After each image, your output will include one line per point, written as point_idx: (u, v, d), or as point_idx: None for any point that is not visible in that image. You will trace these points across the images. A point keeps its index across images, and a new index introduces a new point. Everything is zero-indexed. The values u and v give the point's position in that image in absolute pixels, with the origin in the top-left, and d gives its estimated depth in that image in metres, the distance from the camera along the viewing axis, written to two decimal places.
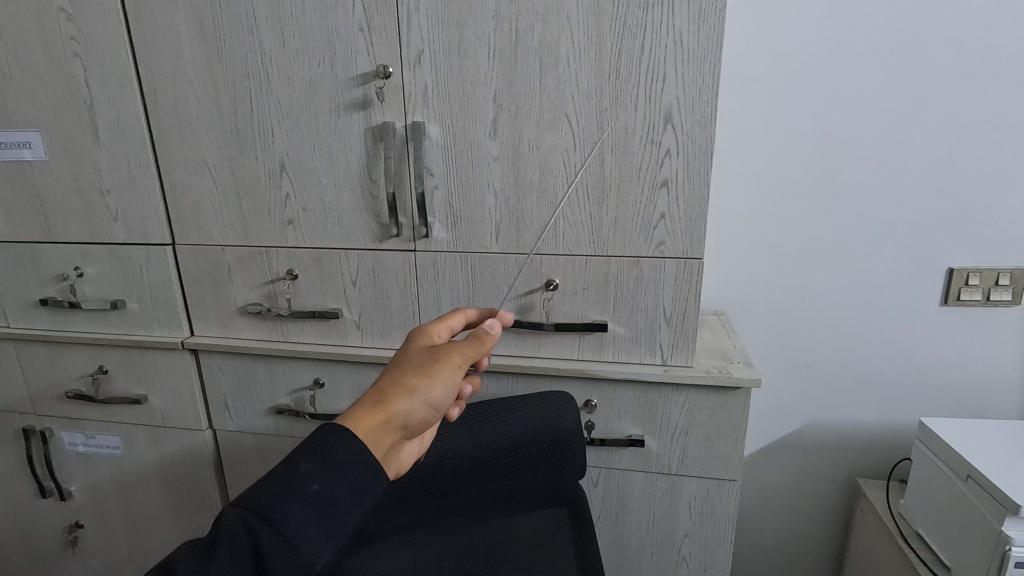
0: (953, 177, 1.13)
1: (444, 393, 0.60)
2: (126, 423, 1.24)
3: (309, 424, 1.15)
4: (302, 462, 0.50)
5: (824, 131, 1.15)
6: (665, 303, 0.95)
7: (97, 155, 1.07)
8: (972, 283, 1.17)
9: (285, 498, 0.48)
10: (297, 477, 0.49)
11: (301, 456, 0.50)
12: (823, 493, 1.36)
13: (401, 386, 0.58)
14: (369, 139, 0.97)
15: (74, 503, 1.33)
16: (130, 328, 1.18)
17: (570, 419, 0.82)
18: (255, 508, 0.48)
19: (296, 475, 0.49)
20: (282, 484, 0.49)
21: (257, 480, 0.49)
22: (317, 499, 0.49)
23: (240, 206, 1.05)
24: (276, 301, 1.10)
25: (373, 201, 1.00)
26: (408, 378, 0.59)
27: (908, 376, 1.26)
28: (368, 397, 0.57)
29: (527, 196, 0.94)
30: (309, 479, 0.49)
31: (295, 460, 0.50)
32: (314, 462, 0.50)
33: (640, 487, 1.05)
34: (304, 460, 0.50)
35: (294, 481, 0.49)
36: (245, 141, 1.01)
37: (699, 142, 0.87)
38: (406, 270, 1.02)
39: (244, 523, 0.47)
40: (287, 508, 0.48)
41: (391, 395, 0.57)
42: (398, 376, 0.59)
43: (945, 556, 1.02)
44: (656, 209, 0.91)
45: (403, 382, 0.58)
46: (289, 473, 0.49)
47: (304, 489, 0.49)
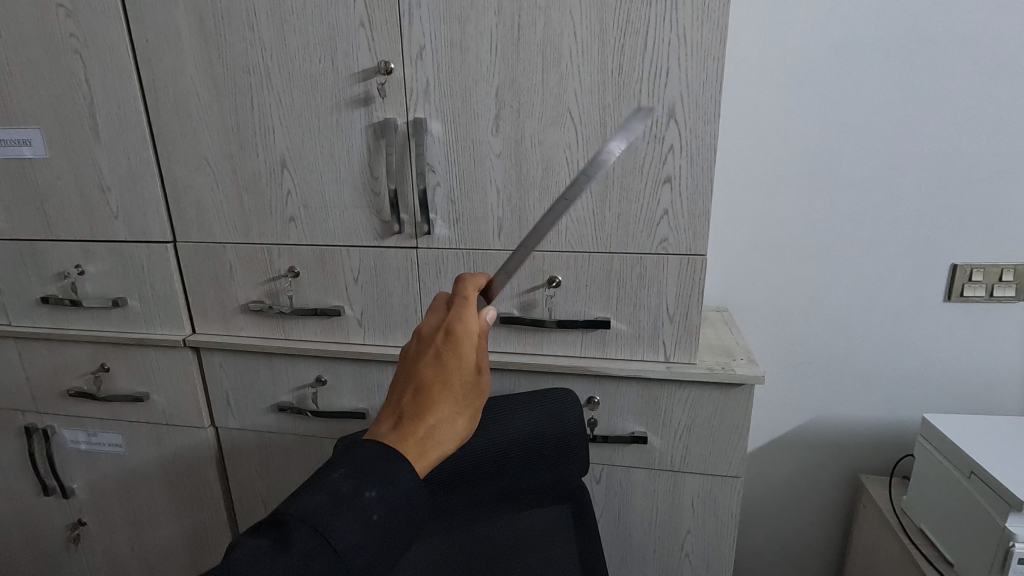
0: (957, 173, 1.13)
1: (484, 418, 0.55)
2: (127, 421, 1.24)
3: (311, 421, 1.15)
4: (368, 489, 0.48)
5: (827, 127, 1.14)
6: (667, 299, 0.95)
7: (97, 152, 1.07)
8: (976, 279, 1.17)
9: (351, 525, 0.46)
10: (361, 503, 0.47)
11: (368, 481, 0.48)
12: (824, 489, 1.36)
13: (453, 434, 0.51)
14: (370, 136, 0.96)
15: (76, 501, 1.33)
16: (130, 326, 1.18)
17: (572, 415, 0.81)
18: (323, 532, 0.45)
19: (363, 501, 0.47)
20: (348, 508, 0.47)
21: (321, 496, 0.47)
22: (380, 528, 0.47)
23: (240, 203, 1.05)
24: (277, 298, 1.10)
25: (375, 199, 1.00)
26: (460, 424, 0.51)
27: (911, 373, 1.26)
28: (415, 445, 0.50)
29: (529, 193, 0.94)
30: (372, 506, 0.47)
31: (361, 484, 0.48)
32: (382, 490, 0.48)
33: (642, 484, 1.05)
34: (370, 486, 0.48)
35: (358, 504, 0.47)
36: (246, 138, 1.01)
37: (702, 138, 0.86)
38: (407, 267, 1.02)
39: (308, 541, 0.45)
40: (350, 535, 0.46)
41: (443, 444, 0.51)
42: (448, 422, 0.51)
43: (947, 552, 1.02)
44: (658, 205, 0.90)
45: (454, 429, 0.51)
46: (354, 498, 0.47)
47: (369, 517, 0.47)
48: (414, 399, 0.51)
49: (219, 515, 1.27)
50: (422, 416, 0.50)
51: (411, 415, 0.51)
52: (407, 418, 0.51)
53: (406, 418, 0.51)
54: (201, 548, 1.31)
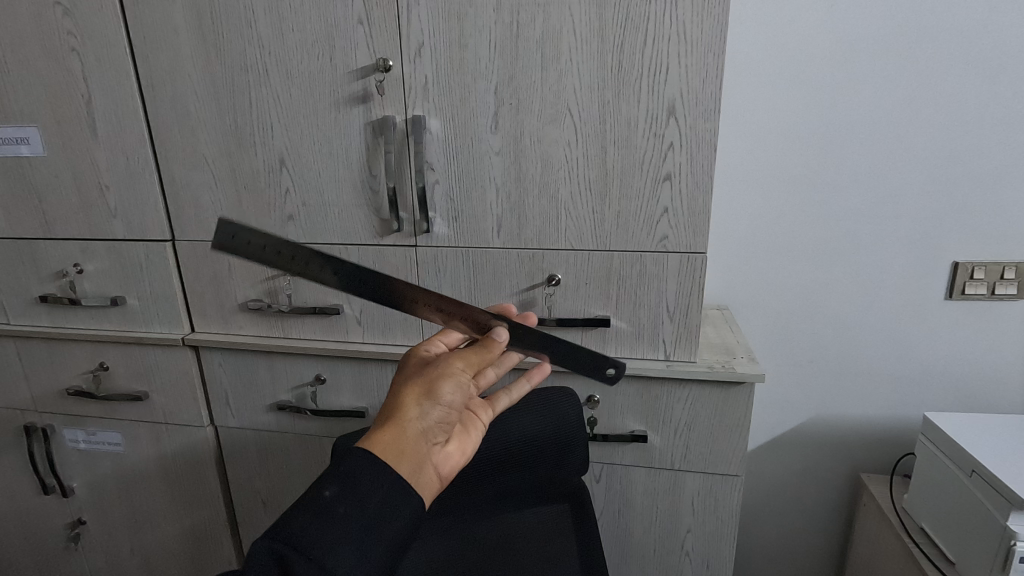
0: (959, 170, 1.12)
1: (455, 392, 0.54)
2: (126, 419, 1.24)
3: (310, 420, 1.15)
4: (326, 487, 0.48)
5: (828, 124, 1.14)
6: (667, 298, 0.95)
7: (95, 150, 1.06)
8: (978, 277, 1.16)
9: (315, 524, 0.45)
10: (323, 503, 0.47)
11: (326, 480, 0.48)
12: (825, 488, 1.36)
13: (406, 398, 0.53)
14: (369, 134, 0.96)
15: (76, 500, 1.33)
16: (129, 324, 1.17)
17: (571, 415, 0.81)
18: (286, 536, 0.45)
19: (321, 500, 0.47)
20: (310, 510, 0.46)
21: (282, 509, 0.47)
22: (347, 521, 0.46)
23: (239, 201, 1.05)
24: (276, 297, 1.10)
25: (374, 197, 0.99)
26: (411, 389, 0.54)
27: (912, 372, 1.26)
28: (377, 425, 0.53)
29: (528, 191, 0.93)
30: (333, 502, 0.47)
31: (320, 485, 0.48)
32: (338, 485, 0.48)
33: (643, 483, 1.05)
34: (328, 485, 0.48)
35: (318, 504, 0.47)
36: (244, 136, 1.00)
37: (702, 135, 0.86)
38: (406, 266, 1.02)
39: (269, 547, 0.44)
40: (317, 533, 0.45)
41: (398, 411, 0.53)
42: (399, 392, 0.54)
43: (949, 550, 1.02)
44: (658, 203, 0.90)
45: (407, 394, 0.54)
46: (315, 499, 0.47)
47: (334, 513, 0.46)
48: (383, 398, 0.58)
49: (219, 514, 1.27)
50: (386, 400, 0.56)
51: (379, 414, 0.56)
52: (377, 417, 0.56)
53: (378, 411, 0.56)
54: (201, 547, 1.31)
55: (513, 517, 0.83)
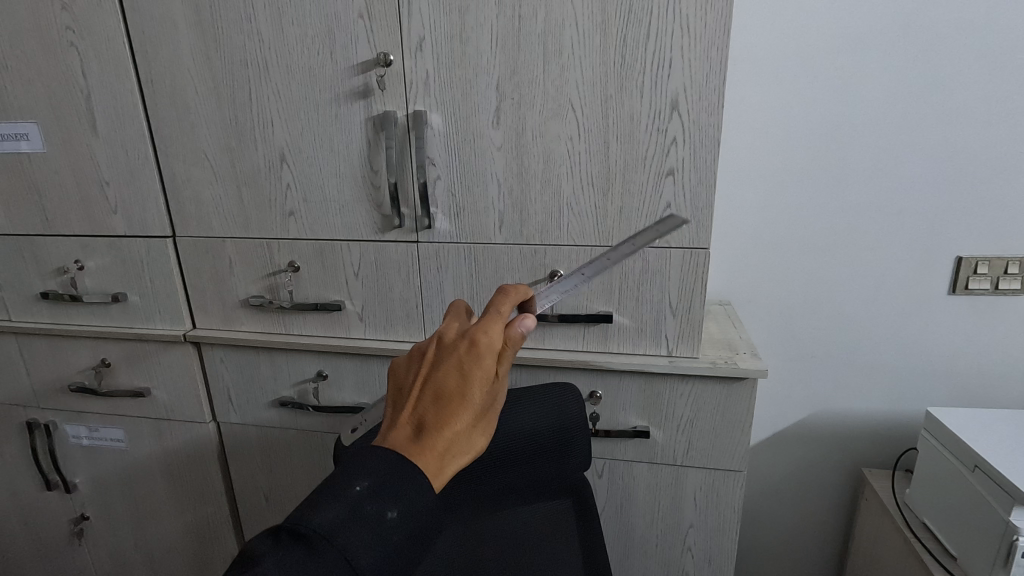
0: (963, 164, 1.12)
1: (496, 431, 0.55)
2: (128, 415, 1.24)
3: (312, 416, 1.15)
4: (390, 508, 0.47)
5: (831, 118, 1.13)
6: (670, 293, 0.94)
7: (94, 146, 1.06)
8: (981, 271, 1.16)
9: (373, 545, 0.46)
10: (383, 522, 0.46)
11: (391, 502, 0.47)
12: (827, 483, 1.36)
13: (473, 444, 0.51)
14: (369, 129, 0.95)
15: (79, 495, 1.34)
16: (131, 321, 1.17)
17: (575, 409, 0.82)
18: (347, 555, 0.44)
19: (384, 523, 0.46)
20: (370, 529, 0.46)
21: (343, 509, 0.46)
22: (399, 545, 0.47)
23: (240, 197, 1.04)
24: (277, 293, 1.09)
25: (375, 193, 0.99)
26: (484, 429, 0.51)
27: (913, 366, 1.25)
28: (434, 455, 0.49)
29: (530, 185, 0.93)
30: (393, 527, 0.47)
31: (386, 505, 0.46)
32: (404, 513, 0.47)
33: (645, 478, 1.05)
34: (393, 507, 0.47)
35: (380, 525, 0.46)
36: (244, 132, 1.00)
37: (706, 129, 0.85)
38: (408, 261, 1.02)
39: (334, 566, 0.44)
40: (372, 555, 0.45)
41: (464, 453, 0.50)
42: (466, 434, 0.50)
43: (950, 545, 1.02)
44: (661, 198, 0.90)
45: (472, 439, 0.51)
46: (377, 517, 0.46)
47: (388, 536, 0.46)
48: (435, 406, 0.50)
49: (222, 510, 1.27)
50: (451, 429, 0.50)
51: (432, 426, 0.50)
52: (428, 428, 0.50)
53: (426, 427, 0.50)
54: (204, 543, 1.31)
55: (517, 516, 0.83)
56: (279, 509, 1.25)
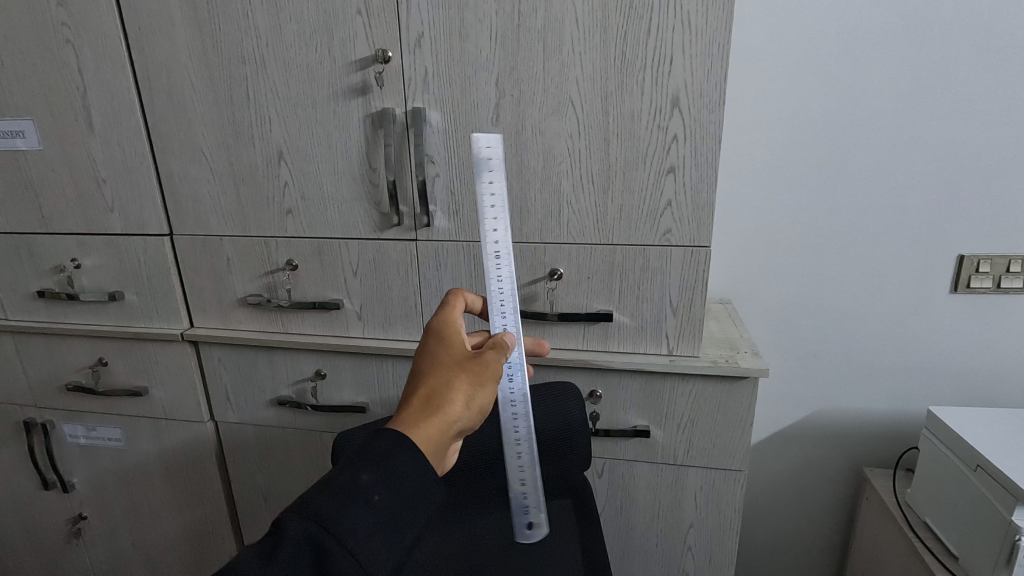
0: (965, 163, 1.11)
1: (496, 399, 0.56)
2: (126, 415, 1.23)
3: (311, 415, 1.14)
4: (364, 472, 0.47)
5: (833, 117, 1.12)
6: (671, 292, 0.93)
7: (91, 144, 1.05)
8: (983, 270, 1.15)
9: (351, 508, 0.45)
10: (359, 487, 0.46)
11: (364, 465, 0.47)
12: (828, 482, 1.36)
13: (454, 396, 0.53)
14: (368, 127, 0.95)
15: (77, 495, 1.33)
16: (128, 320, 1.16)
17: (576, 409, 0.83)
18: (323, 521, 0.44)
19: (360, 485, 0.46)
20: (346, 496, 0.46)
21: (315, 489, 0.46)
22: (383, 508, 0.46)
23: (237, 195, 1.03)
24: (275, 291, 1.08)
25: (373, 190, 0.98)
26: (464, 383, 0.54)
27: (915, 365, 1.25)
28: (417, 412, 0.52)
29: (530, 183, 0.92)
30: (371, 489, 0.46)
31: (357, 469, 0.47)
32: (379, 472, 0.47)
33: (646, 477, 1.05)
34: (366, 470, 0.47)
35: (356, 488, 0.46)
36: (242, 129, 0.99)
37: (707, 127, 0.84)
38: (407, 259, 1.01)
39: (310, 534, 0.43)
40: (353, 518, 0.45)
41: (447, 406, 0.52)
42: (441, 389, 0.53)
43: (952, 545, 1.02)
44: (662, 196, 0.89)
45: (452, 392, 0.53)
46: (351, 482, 0.46)
47: (368, 500, 0.46)
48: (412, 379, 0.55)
49: (220, 509, 1.27)
50: (428, 386, 0.53)
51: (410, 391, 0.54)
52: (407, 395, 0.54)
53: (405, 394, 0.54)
54: (202, 543, 1.31)
55: None
56: (277, 509, 1.24)
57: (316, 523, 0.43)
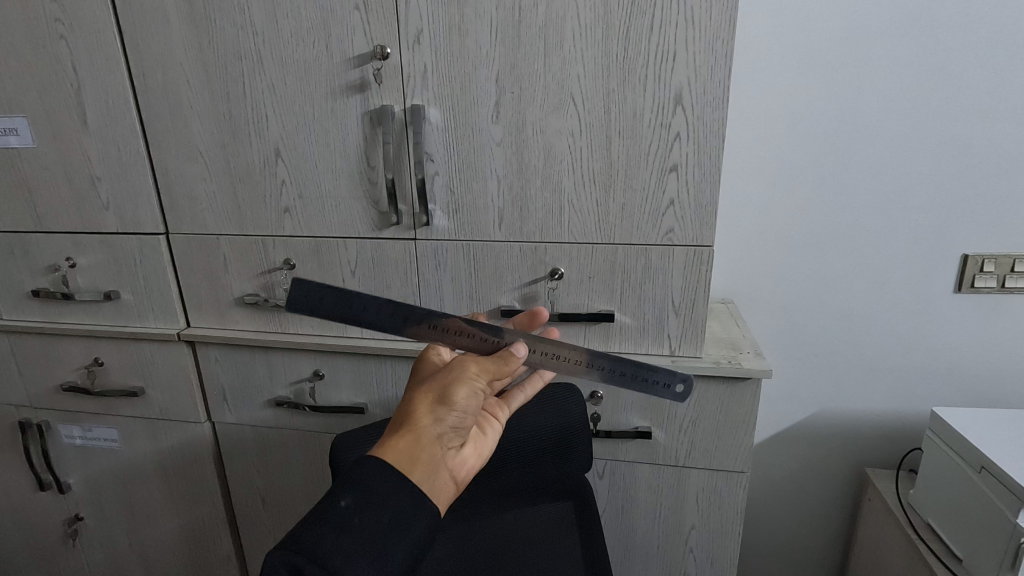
0: (971, 161, 1.10)
1: (469, 401, 0.56)
2: (122, 415, 1.22)
3: (309, 416, 1.13)
4: (342, 497, 0.49)
5: (836, 114, 1.11)
6: (673, 292, 0.92)
7: (85, 142, 1.04)
8: (987, 269, 1.14)
9: (330, 534, 0.47)
10: (338, 512, 0.48)
11: (340, 491, 0.49)
12: (830, 483, 1.35)
13: (417, 407, 0.54)
14: (366, 124, 0.93)
15: (73, 495, 1.32)
16: (123, 320, 1.15)
17: (576, 411, 0.83)
18: (301, 548, 0.46)
19: (338, 511, 0.48)
20: (326, 522, 0.47)
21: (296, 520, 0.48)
22: (362, 531, 0.47)
23: (234, 194, 1.02)
24: (273, 291, 1.07)
25: (372, 189, 0.97)
26: (426, 393, 0.55)
27: (918, 365, 1.24)
28: (392, 430, 0.54)
29: (530, 182, 0.91)
30: (350, 513, 0.48)
31: (336, 495, 0.49)
32: (354, 495, 0.49)
33: (647, 479, 1.04)
34: (344, 496, 0.49)
35: (335, 514, 0.48)
36: (238, 127, 0.98)
37: (711, 124, 0.83)
38: (406, 258, 1.00)
39: (289, 563, 0.45)
40: (333, 545, 0.46)
41: (412, 418, 0.54)
42: (408, 401, 0.55)
43: (955, 547, 1.01)
44: (664, 194, 0.88)
45: (418, 405, 0.55)
46: (330, 508, 0.48)
47: (347, 525, 0.47)
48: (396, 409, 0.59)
49: (217, 511, 1.26)
50: (399, 406, 0.56)
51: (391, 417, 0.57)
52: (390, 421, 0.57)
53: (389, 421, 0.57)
54: (200, 544, 1.30)
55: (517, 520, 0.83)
56: (275, 510, 1.23)
57: (294, 552, 0.45)
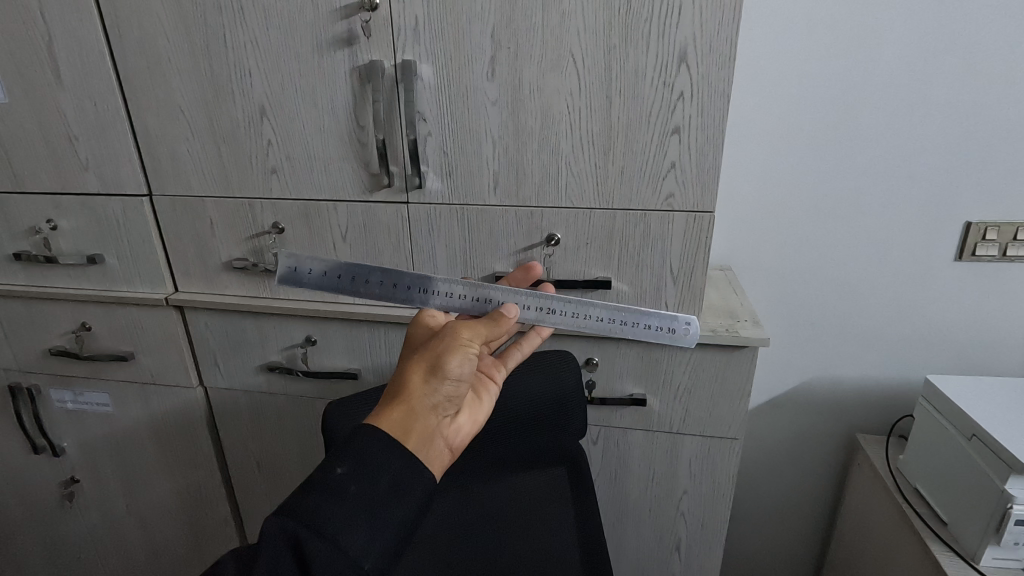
0: (981, 126, 1.06)
1: (464, 368, 0.54)
2: (113, 380, 1.21)
3: (302, 381, 1.12)
4: (337, 464, 0.48)
5: (845, 75, 1.07)
6: (671, 259, 0.90)
7: (60, 98, 0.99)
8: (990, 238, 1.12)
9: (326, 502, 0.46)
10: (333, 481, 0.47)
11: (336, 460, 0.48)
12: (820, 448, 1.36)
13: (410, 376, 0.53)
14: (355, 82, 0.89)
15: (68, 459, 1.32)
16: (109, 284, 1.12)
17: (571, 378, 0.82)
18: (297, 516, 0.45)
19: (333, 479, 0.47)
20: (322, 490, 0.47)
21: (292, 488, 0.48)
22: (358, 498, 0.47)
23: (218, 154, 0.98)
24: (262, 255, 1.05)
25: (362, 150, 0.93)
26: (418, 364, 0.53)
27: (915, 334, 1.23)
28: (385, 400, 0.53)
29: (527, 144, 0.87)
30: (345, 481, 0.47)
31: (331, 463, 0.48)
32: (351, 463, 0.48)
33: (641, 445, 1.04)
34: (339, 463, 0.48)
35: (330, 483, 0.47)
36: (220, 83, 0.93)
37: (716, 84, 0.79)
38: (398, 223, 0.97)
39: (285, 531, 0.45)
40: (330, 511, 0.46)
41: (405, 390, 0.52)
42: (401, 371, 0.54)
43: (941, 510, 1.03)
44: (665, 158, 0.85)
45: (410, 374, 0.53)
46: (325, 477, 0.47)
47: (343, 492, 0.47)
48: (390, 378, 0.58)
49: (213, 474, 1.26)
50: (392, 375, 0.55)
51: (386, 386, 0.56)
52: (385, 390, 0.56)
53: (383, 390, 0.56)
54: (197, 506, 1.31)
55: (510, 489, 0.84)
56: (271, 474, 1.24)
57: (290, 521, 0.45)
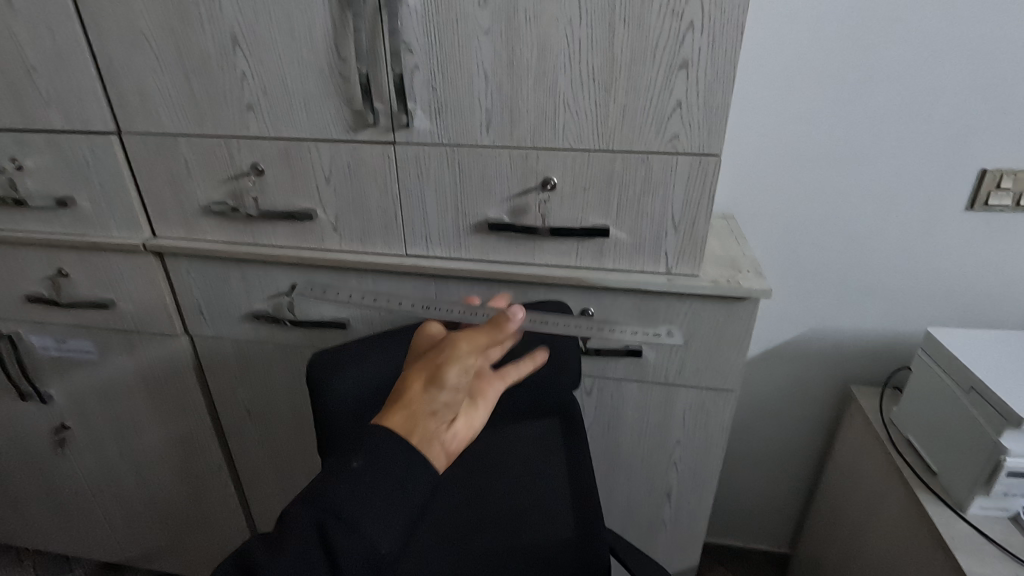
0: (1009, 65, 0.99)
1: (461, 376, 0.53)
2: (96, 327, 1.18)
3: (290, 330, 1.09)
4: (354, 457, 0.53)
5: (867, 7, 0.99)
6: (674, 206, 0.86)
7: (12, 23, 0.90)
8: (1005, 187, 1.08)
9: (344, 487, 0.52)
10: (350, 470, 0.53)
11: (353, 453, 0.53)
12: (814, 399, 1.36)
13: (409, 381, 0.54)
14: (334, 7, 0.81)
15: (56, 405, 1.31)
16: (82, 228, 1.07)
17: (564, 331, 0.86)
18: (322, 502, 0.52)
19: (349, 469, 0.53)
20: (341, 478, 0.53)
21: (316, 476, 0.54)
22: (372, 484, 0.52)
23: (189, 88, 0.91)
24: (242, 199, 0.99)
25: (345, 85, 0.86)
26: (416, 373, 0.54)
27: (917, 287, 1.21)
28: (392, 399, 0.55)
29: (522, 80, 0.81)
30: (360, 469, 0.53)
31: (348, 456, 0.53)
32: (365, 457, 0.53)
33: (635, 396, 1.03)
34: (355, 456, 0.53)
35: (348, 474, 0.53)
36: (187, 7, 0.85)
37: (730, 13, 0.72)
38: (384, 165, 0.91)
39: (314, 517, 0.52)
40: (349, 492, 0.52)
41: (404, 395, 0.54)
42: (404, 377, 0.55)
43: (933, 461, 1.04)
44: (671, 97, 0.78)
45: (410, 378, 0.55)
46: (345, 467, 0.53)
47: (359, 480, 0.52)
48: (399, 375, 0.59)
49: (204, 422, 1.26)
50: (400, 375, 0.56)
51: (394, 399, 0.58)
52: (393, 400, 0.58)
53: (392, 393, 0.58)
54: (190, 453, 1.31)
55: (497, 432, 0.93)
56: (263, 422, 1.23)
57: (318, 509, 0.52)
